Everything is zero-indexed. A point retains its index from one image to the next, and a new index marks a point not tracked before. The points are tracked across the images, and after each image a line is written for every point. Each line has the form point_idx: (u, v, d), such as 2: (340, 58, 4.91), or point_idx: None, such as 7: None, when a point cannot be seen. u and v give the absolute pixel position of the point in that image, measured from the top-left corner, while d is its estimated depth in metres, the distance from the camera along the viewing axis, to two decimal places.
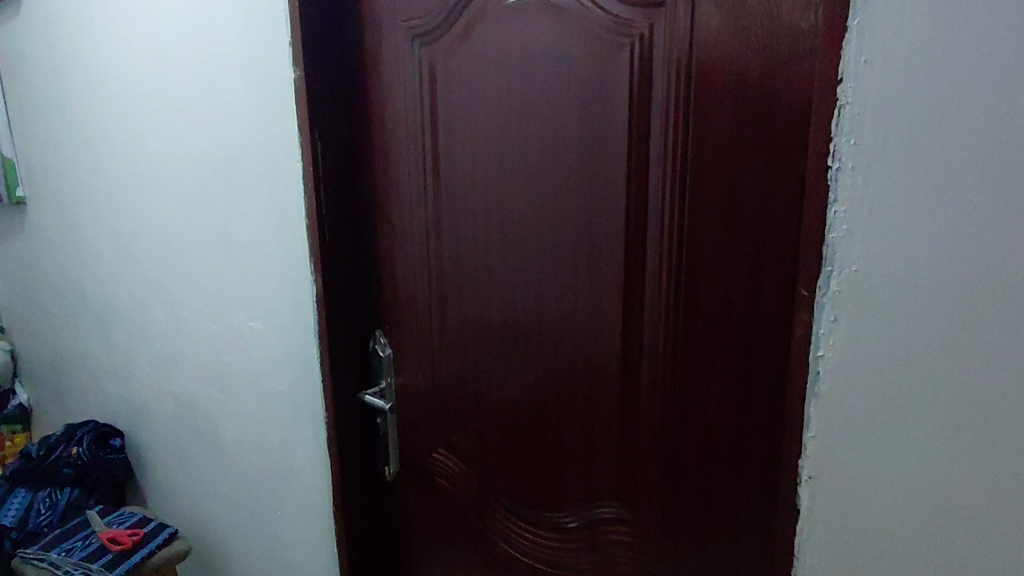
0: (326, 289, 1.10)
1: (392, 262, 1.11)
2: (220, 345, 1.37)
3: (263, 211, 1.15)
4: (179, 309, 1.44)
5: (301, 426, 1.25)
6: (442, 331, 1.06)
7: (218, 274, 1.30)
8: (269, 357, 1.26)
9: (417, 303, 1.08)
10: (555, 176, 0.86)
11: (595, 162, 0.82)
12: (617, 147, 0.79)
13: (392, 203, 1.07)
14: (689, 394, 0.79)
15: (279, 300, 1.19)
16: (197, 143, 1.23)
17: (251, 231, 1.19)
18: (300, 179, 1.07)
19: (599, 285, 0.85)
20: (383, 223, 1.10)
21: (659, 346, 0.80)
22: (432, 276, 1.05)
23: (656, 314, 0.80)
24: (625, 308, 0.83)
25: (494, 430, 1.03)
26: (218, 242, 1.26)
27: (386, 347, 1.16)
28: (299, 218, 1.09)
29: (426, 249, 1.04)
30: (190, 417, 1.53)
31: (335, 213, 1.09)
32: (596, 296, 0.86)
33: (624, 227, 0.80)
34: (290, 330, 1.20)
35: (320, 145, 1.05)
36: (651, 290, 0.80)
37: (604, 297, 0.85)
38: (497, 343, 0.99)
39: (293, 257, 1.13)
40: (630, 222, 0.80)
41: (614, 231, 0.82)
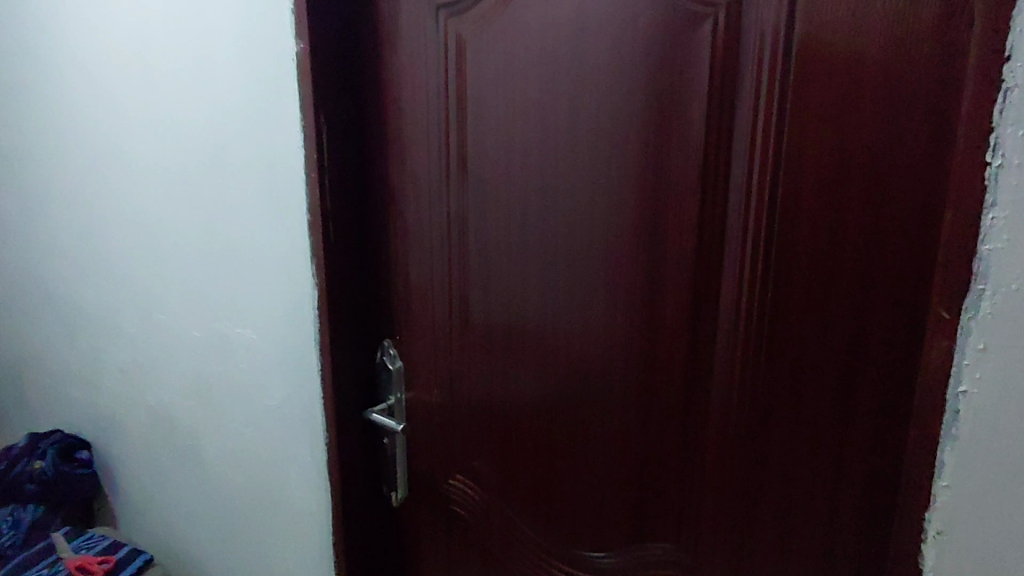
0: (331, 295, 0.97)
1: (404, 265, 0.98)
2: (203, 354, 1.23)
3: (256, 205, 1.02)
4: (156, 313, 1.30)
5: (296, 445, 1.12)
6: (463, 343, 0.94)
7: (203, 275, 1.16)
8: (259, 369, 1.13)
9: (434, 311, 0.96)
10: (609, 169, 0.74)
11: (662, 154, 0.70)
12: (691, 137, 0.67)
13: (407, 198, 0.95)
14: (771, 426, 0.68)
15: (272, 306, 1.06)
16: (180, 127, 1.09)
17: (242, 228, 1.05)
18: (301, 169, 0.94)
19: (661, 298, 0.73)
20: (395, 220, 0.97)
21: (734, 370, 0.69)
22: (454, 281, 0.92)
23: (733, 333, 0.68)
24: (693, 324, 0.71)
25: (525, 455, 0.91)
26: (204, 239, 1.13)
27: (395, 359, 1.03)
28: (299, 214, 0.96)
29: (448, 251, 0.92)
30: (168, 432, 1.38)
31: (341, 208, 0.96)
32: (656, 309, 0.74)
33: (696, 231, 0.69)
34: (285, 339, 1.06)
35: (326, 131, 0.92)
36: (728, 305, 0.68)
37: (666, 311, 0.73)
38: (530, 360, 0.87)
39: (291, 258, 1.00)
40: (703, 225, 0.68)
41: (684, 234, 0.70)
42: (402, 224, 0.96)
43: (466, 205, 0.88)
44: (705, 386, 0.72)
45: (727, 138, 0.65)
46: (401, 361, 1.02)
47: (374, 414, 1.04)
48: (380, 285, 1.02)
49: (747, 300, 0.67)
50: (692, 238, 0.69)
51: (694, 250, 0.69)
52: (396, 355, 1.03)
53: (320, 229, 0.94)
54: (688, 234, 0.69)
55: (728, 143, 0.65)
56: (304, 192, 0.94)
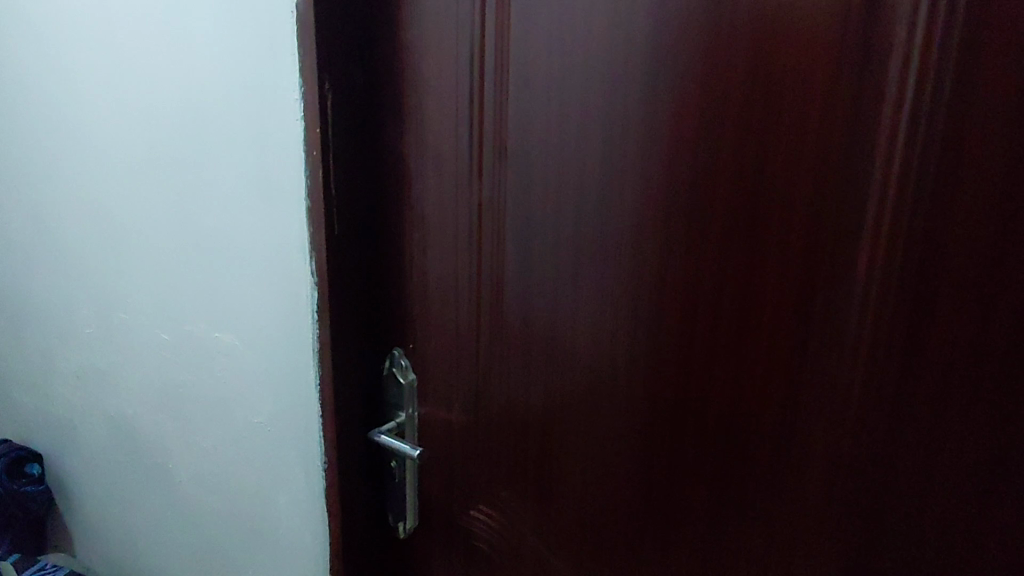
0: (335, 296, 0.83)
1: (421, 261, 0.83)
2: (174, 361, 1.07)
3: (242, 189, 0.87)
4: (119, 312, 1.13)
5: (286, 468, 0.97)
6: (492, 353, 0.81)
7: (176, 271, 1.00)
8: (242, 380, 0.98)
9: (458, 315, 0.82)
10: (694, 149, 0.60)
11: (765, 130, 0.56)
12: (809, 110, 0.54)
13: (426, 183, 0.80)
14: (896, 479, 0.54)
15: (261, 308, 0.91)
16: (152, 96, 0.93)
17: (225, 216, 0.90)
18: (301, 146, 0.79)
19: (756, 308, 0.60)
20: (411, 210, 0.82)
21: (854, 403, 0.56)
22: (485, 280, 0.79)
23: (854, 358, 0.55)
24: (795, 342, 0.58)
25: (566, 487, 0.78)
26: (178, 228, 0.97)
27: (408, 370, 0.88)
28: (297, 200, 0.81)
29: (476, 245, 0.78)
30: (132, 447, 1.22)
31: (346, 193, 0.81)
32: (749, 321, 0.60)
33: (808, 226, 0.56)
34: (275, 346, 0.91)
35: (332, 101, 0.77)
36: (848, 322, 0.55)
37: (761, 325, 0.60)
38: (578, 377, 0.73)
39: (285, 251, 0.85)
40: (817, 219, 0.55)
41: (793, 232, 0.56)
42: (420, 213, 0.82)
43: (503, 191, 0.74)
44: (806, 419, 0.59)
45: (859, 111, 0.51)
46: (415, 372, 0.88)
47: (381, 435, 0.90)
48: (390, 283, 0.87)
49: (877, 317, 0.53)
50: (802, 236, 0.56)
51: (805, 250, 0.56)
52: (408, 365, 0.88)
53: (322, 218, 0.79)
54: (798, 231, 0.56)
55: (858, 119, 0.51)
56: (304, 174, 0.79)
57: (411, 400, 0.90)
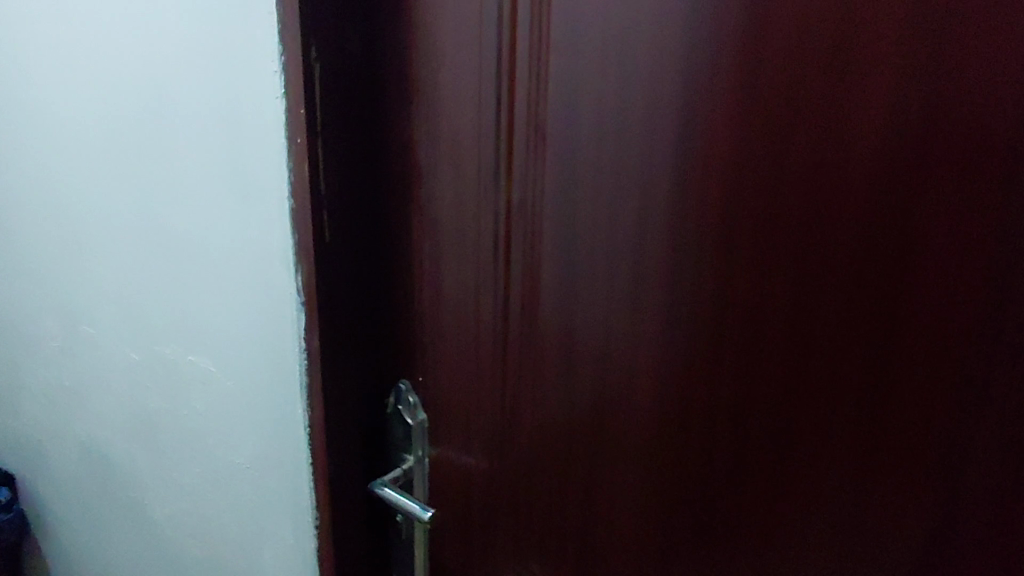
0: (325, 321, 0.66)
1: (433, 277, 0.67)
2: (147, 383, 0.92)
3: (218, 186, 0.71)
4: (85, 324, 0.98)
5: (272, 518, 0.81)
6: (522, 393, 0.64)
7: (145, 280, 0.84)
8: (220, 412, 0.82)
9: (479, 344, 0.66)
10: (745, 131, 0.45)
11: (838, 104, 0.41)
12: (942, 68, 0.37)
13: (439, 179, 0.63)
14: None
15: (239, 329, 0.75)
16: (109, 73, 0.77)
17: (198, 218, 0.74)
18: (283, 134, 0.63)
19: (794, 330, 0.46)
20: (420, 212, 0.66)
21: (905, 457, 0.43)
22: (514, 303, 0.62)
23: (919, 403, 0.42)
24: (835, 373, 0.45)
25: (613, 567, 0.62)
26: (145, 232, 0.81)
27: (417, 408, 0.72)
28: (280, 199, 0.65)
29: (502, 259, 0.62)
30: (105, 476, 1.07)
31: (336, 191, 0.64)
32: (781, 346, 0.46)
33: (871, 227, 0.42)
34: (258, 377, 0.76)
35: (320, 76, 0.61)
36: (959, 353, 0.40)
37: (798, 350, 0.46)
38: (631, 430, 0.57)
39: (267, 263, 0.69)
40: (886, 220, 0.41)
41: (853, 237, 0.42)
42: (432, 218, 0.65)
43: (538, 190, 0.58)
44: (972, 518, 0.41)
45: (985, 87, 0.36)
46: (425, 411, 0.72)
47: (387, 490, 0.72)
48: (395, 303, 0.71)
49: (966, 355, 0.40)
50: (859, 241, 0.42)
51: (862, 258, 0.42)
52: (417, 403, 0.72)
53: (309, 223, 0.63)
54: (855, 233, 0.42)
55: None
56: (287, 167, 0.64)
57: (421, 443, 0.74)
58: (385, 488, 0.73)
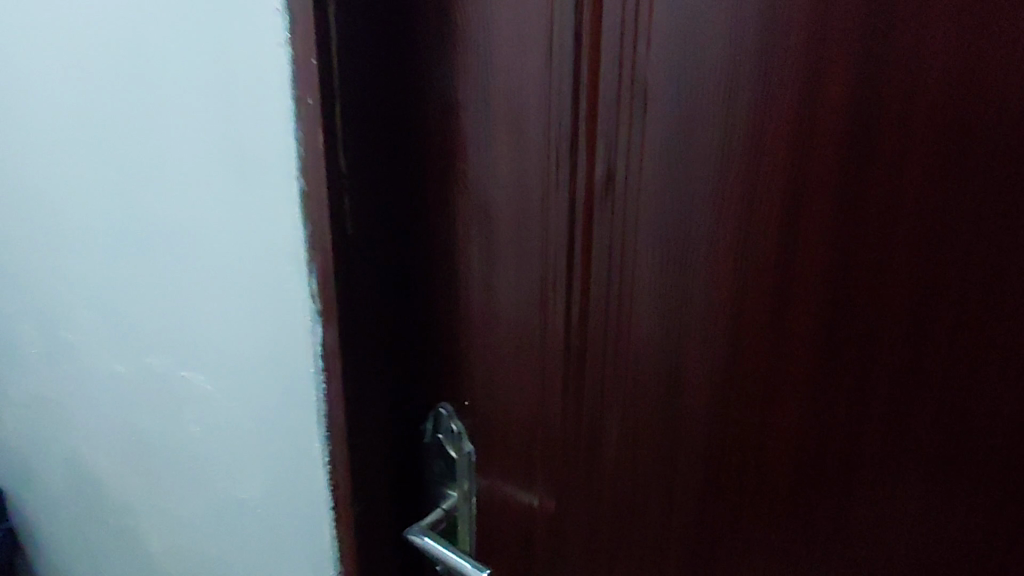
0: (350, 335, 0.53)
1: (483, 277, 0.53)
2: (130, 401, 0.77)
3: (206, 163, 0.56)
4: (53, 332, 0.83)
5: (287, 564, 0.68)
6: (600, 424, 0.50)
7: (120, 281, 0.69)
8: (220, 438, 0.68)
9: (545, 361, 0.52)
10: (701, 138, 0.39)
11: None
12: None
13: (493, 151, 0.49)
14: None
15: (240, 343, 0.61)
16: (55, 21, 0.61)
17: (184, 206, 0.59)
18: (289, 96, 0.48)
19: (747, 352, 0.41)
20: (465, 195, 0.51)
21: (842, 499, 0.40)
22: (594, 311, 0.48)
23: None
24: (793, 402, 0.40)
25: None
26: (116, 221, 0.66)
27: (462, 437, 0.59)
28: (287, 180, 0.51)
29: (579, 253, 0.47)
30: (92, 502, 0.93)
31: (360, 169, 0.49)
32: (874, 349, 0.37)
33: None
34: (266, 400, 0.62)
35: (337, 15, 0.45)
36: None
37: (839, 364, 0.38)
38: (766, 466, 0.43)
39: (273, 262, 0.55)
40: (862, 244, 0.36)
41: (817, 256, 0.38)
42: (483, 202, 0.50)
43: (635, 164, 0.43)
44: None
45: None
46: (472, 442, 0.59)
47: (424, 540, 0.58)
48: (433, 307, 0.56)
49: None
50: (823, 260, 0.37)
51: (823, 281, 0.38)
52: (461, 431, 0.58)
53: (326, 211, 0.49)
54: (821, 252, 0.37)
55: None
56: (296, 139, 0.49)
57: (466, 479, 0.60)
58: (423, 534, 0.59)
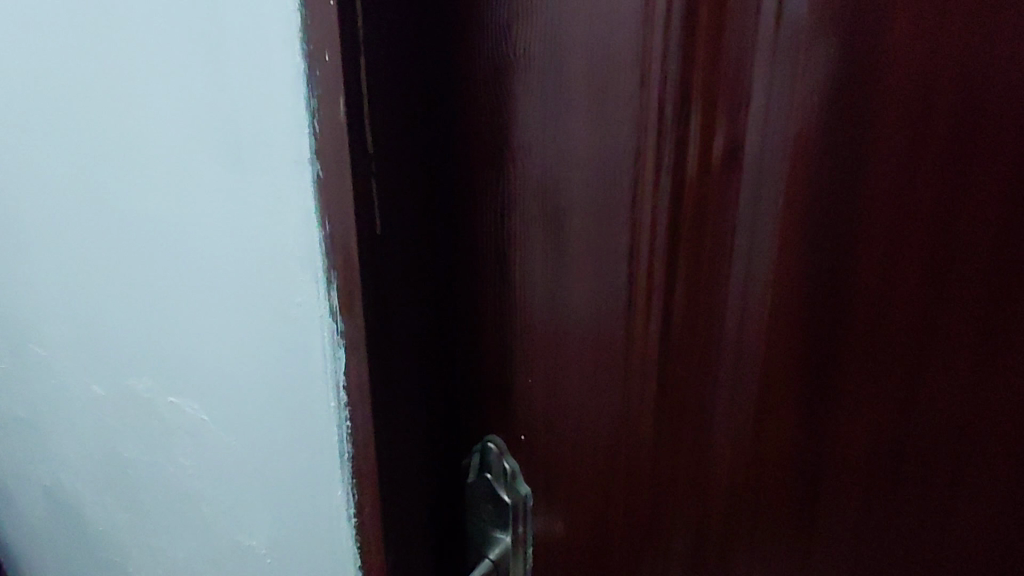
0: (380, 366, 0.41)
1: (548, 286, 0.41)
2: (113, 426, 0.66)
3: (194, 139, 0.44)
4: (23, 346, 0.71)
5: None
6: (708, 461, 0.41)
7: (95, 290, 0.58)
8: (216, 476, 0.57)
9: (630, 390, 0.41)
10: (791, 124, 0.32)
11: None
12: None
13: (565, 121, 0.37)
14: None
15: (241, 369, 0.49)
16: None
17: (168, 195, 0.47)
18: (298, 59, 0.36)
19: (833, 354, 0.36)
20: (524, 182, 0.40)
21: (909, 483, 0.39)
22: (703, 325, 0.38)
23: None
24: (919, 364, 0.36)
25: None
26: (88, 214, 0.54)
27: (516, 478, 0.48)
28: (297, 167, 0.39)
29: (684, 253, 0.36)
30: (75, 533, 0.83)
31: (387, 149, 0.38)
32: None
33: None
34: (271, 437, 0.50)
35: None
36: None
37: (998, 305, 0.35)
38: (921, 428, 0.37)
39: (279, 271, 0.43)
40: None
41: (929, 220, 0.33)
42: (548, 190, 0.39)
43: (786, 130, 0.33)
44: None
45: None
46: (528, 483, 0.48)
47: None
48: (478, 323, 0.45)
49: None
50: (918, 251, 0.34)
51: (919, 270, 0.34)
52: (515, 470, 0.48)
53: (348, 210, 0.37)
54: (916, 238, 0.34)
55: None
56: (308, 116, 0.37)
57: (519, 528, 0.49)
58: None
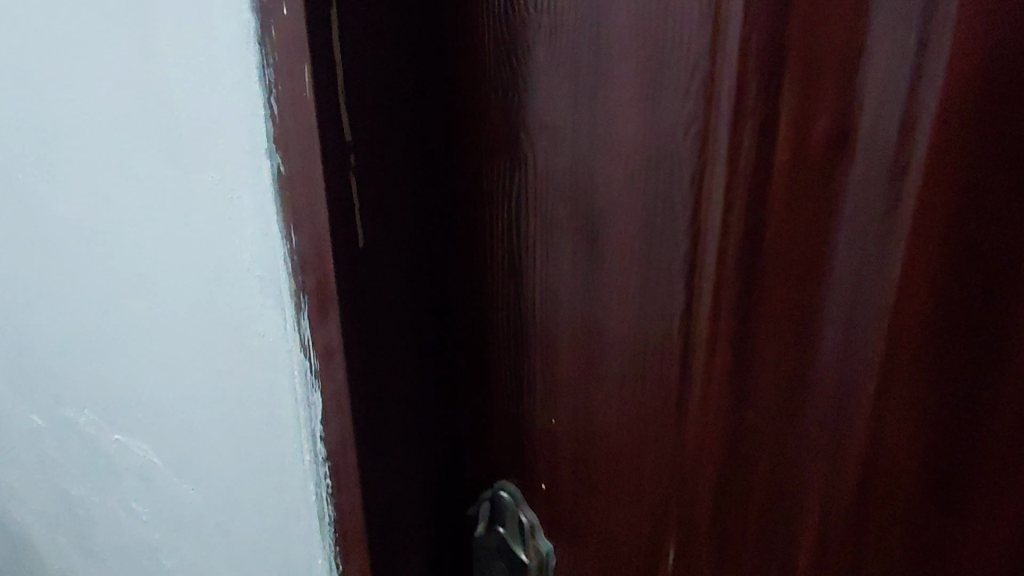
0: (367, 416, 0.33)
1: (578, 308, 0.33)
2: (55, 463, 0.57)
3: (108, 128, 0.34)
4: None
5: None
6: (784, 538, 0.32)
7: (16, 309, 0.48)
8: (175, 526, 0.48)
9: (685, 440, 0.32)
10: (934, 102, 0.24)
11: None
12: None
13: (604, 99, 0.28)
14: None
15: (194, 409, 0.40)
16: None
17: (83, 199, 0.37)
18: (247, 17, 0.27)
19: (975, 429, 0.27)
20: (549, 177, 0.31)
21: None
22: (786, 364, 0.29)
23: None
24: None
25: None
26: (0, 221, 0.44)
27: (536, 534, 0.39)
28: (248, 164, 0.30)
29: (765, 267, 0.28)
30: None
31: (371, 137, 0.29)
32: None
33: None
34: (235, 491, 0.41)
35: None
36: None
37: None
38: None
39: (230, 298, 0.34)
40: None
41: None
42: (582, 187, 0.30)
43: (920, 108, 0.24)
44: None
45: None
46: (551, 539, 0.39)
47: None
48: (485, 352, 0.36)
49: None
50: None
51: None
52: (533, 525, 0.39)
53: (321, 220, 0.28)
54: None
55: None
56: (262, 95, 0.28)
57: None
58: None
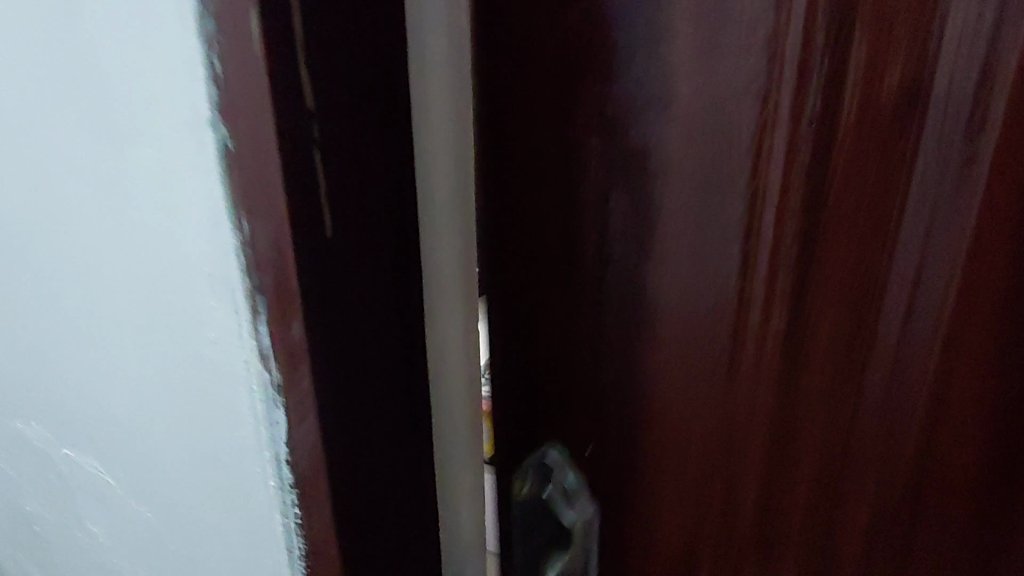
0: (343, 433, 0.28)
1: (609, 292, 0.29)
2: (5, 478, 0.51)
3: (28, 96, 0.28)
4: None
5: None
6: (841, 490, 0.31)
7: None
8: (135, 550, 0.43)
9: (726, 427, 0.30)
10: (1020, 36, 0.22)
11: None
12: None
13: (642, 53, 0.25)
14: None
15: (144, 425, 0.35)
16: None
17: (7, 180, 0.32)
18: None
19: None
20: (579, 147, 0.27)
21: None
22: (848, 321, 0.27)
23: None
24: None
25: None
26: None
27: (575, 497, 0.33)
28: (185, 136, 0.24)
29: (831, 225, 0.26)
30: None
31: (344, 113, 0.24)
32: None
33: None
34: (196, 515, 0.36)
35: None
36: None
37: None
38: None
39: (175, 298, 0.28)
40: None
41: None
42: (613, 157, 0.26)
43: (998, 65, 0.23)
44: None
45: None
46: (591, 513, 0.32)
47: None
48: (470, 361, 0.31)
49: None
50: None
51: None
52: (569, 491, 0.33)
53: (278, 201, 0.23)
54: None
55: None
56: (197, 47, 0.23)
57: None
58: None
